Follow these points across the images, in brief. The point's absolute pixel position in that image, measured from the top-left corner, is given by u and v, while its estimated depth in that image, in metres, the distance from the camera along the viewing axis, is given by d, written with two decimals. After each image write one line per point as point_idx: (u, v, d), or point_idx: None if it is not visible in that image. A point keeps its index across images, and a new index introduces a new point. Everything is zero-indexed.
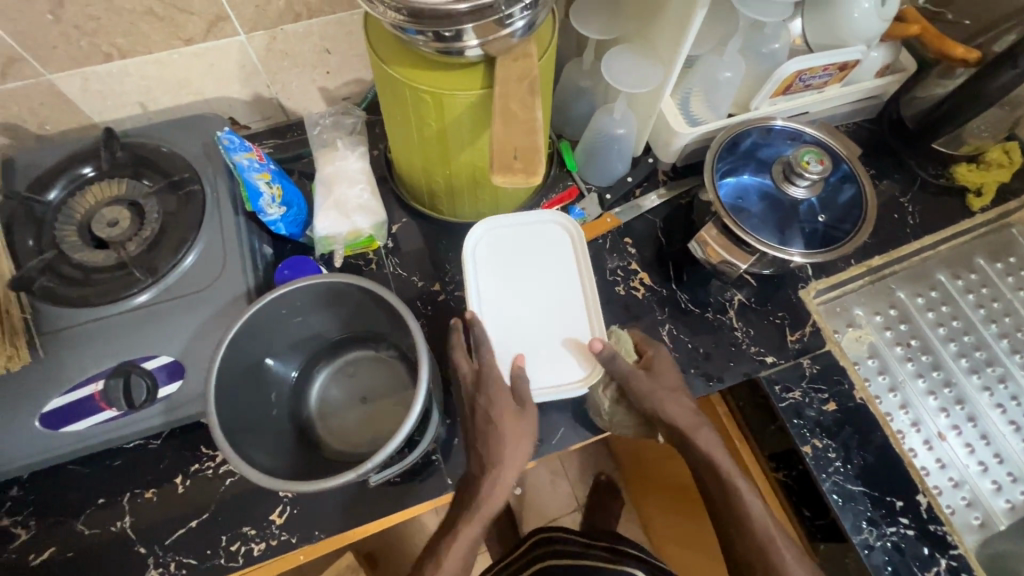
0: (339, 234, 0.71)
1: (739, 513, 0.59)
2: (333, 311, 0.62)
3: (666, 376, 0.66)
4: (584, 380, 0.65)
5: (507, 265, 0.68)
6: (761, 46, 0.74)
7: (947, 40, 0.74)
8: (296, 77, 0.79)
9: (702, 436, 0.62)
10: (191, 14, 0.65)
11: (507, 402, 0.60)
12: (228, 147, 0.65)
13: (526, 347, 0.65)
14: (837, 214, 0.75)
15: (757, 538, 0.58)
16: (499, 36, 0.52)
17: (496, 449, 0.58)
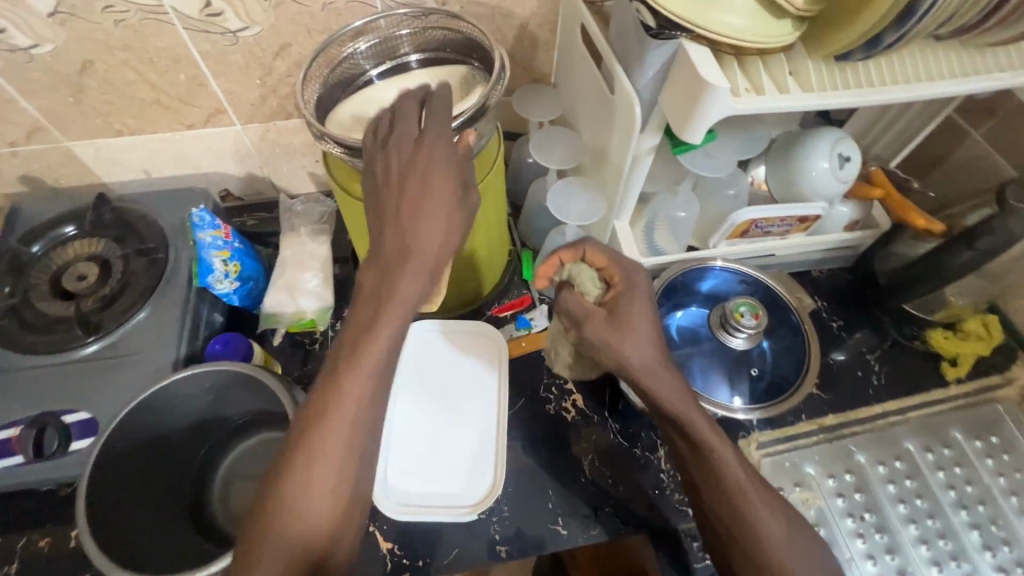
0: (284, 313, 0.75)
1: (713, 465, 0.52)
2: (241, 395, 0.64)
3: (642, 309, 0.58)
4: (475, 505, 0.64)
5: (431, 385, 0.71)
6: (717, 190, 0.75)
7: (909, 207, 0.73)
8: (286, 162, 0.86)
9: (665, 384, 0.54)
10: (194, 106, 0.74)
11: (441, 192, 0.49)
12: (197, 224, 0.71)
13: (425, 456, 0.66)
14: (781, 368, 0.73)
15: (726, 490, 0.52)
16: None
17: (423, 239, 0.48)
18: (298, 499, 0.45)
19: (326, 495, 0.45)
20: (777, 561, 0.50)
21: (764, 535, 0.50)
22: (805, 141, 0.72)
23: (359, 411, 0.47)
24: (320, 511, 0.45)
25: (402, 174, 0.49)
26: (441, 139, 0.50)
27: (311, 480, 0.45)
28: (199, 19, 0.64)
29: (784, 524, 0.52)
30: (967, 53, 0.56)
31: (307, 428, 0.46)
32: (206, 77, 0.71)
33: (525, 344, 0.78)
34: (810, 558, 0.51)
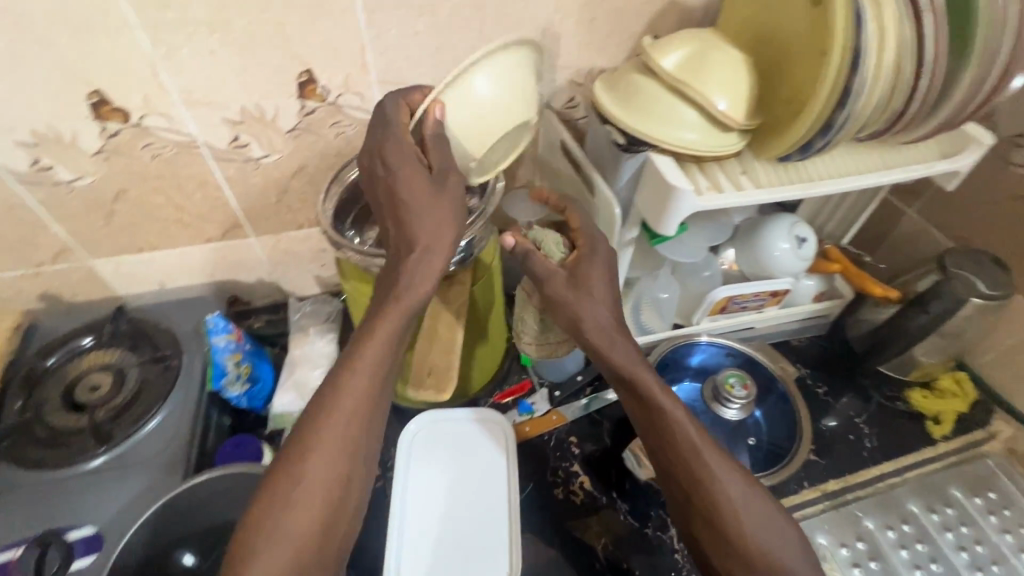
0: (294, 412, 0.77)
1: (667, 428, 0.57)
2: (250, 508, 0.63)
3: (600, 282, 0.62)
4: None
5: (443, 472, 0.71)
6: (694, 273, 0.83)
7: (867, 279, 0.81)
8: (294, 267, 0.92)
9: (623, 351, 0.60)
10: (214, 222, 0.81)
11: (418, 180, 0.54)
12: (212, 329, 0.74)
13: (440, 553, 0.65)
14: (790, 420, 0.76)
15: (683, 451, 0.56)
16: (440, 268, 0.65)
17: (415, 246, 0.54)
18: (291, 492, 0.49)
19: (314, 482, 0.50)
20: (729, 510, 0.53)
21: (717, 485, 0.54)
22: (766, 225, 0.80)
23: (353, 416, 0.52)
24: (302, 512, 0.49)
25: (392, 192, 0.55)
26: (402, 149, 0.55)
27: (300, 483, 0.50)
28: (228, 150, 0.73)
29: (739, 481, 0.55)
30: (884, 151, 0.67)
31: (299, 435, 0.52)
32: (227, 197, 0.78)
33: (530, 428, 0.81)
34: (762, 512, 0.54)
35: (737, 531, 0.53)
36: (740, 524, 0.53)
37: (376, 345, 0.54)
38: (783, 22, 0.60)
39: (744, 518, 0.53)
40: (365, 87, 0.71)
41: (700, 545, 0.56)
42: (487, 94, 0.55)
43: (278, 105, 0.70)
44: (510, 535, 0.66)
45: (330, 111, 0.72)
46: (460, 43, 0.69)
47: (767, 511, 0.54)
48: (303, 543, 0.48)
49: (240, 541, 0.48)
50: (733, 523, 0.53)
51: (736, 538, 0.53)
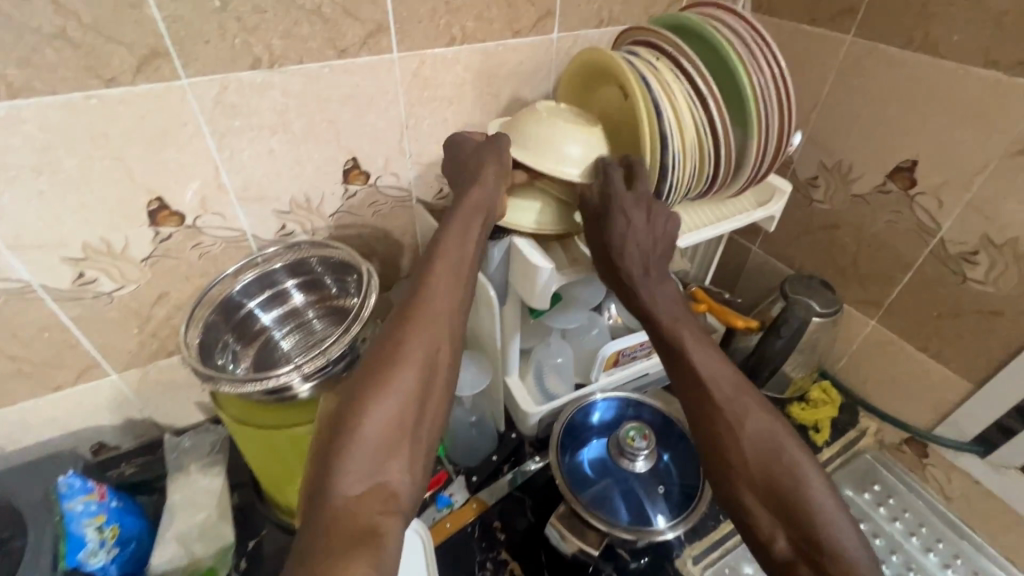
0: (176, 570, 0.67)
1: (690, 370, 0.56)
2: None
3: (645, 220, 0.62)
4: None
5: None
6: (582, 335, 0.88)
7: (730, 314, 0.89)
8: (170, 398, 0.83)
9: (645, 293, 0.62)
10: (62, 367, 0.72)
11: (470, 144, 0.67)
12: (64, 492, 0.64)
13: None
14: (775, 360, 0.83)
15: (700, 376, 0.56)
16: (325, 377, 0.61)
17: (479, 182, 0.62)
18: (389, 371, 0.51)
19: (413, 363, 0.52)
20: (756, 461, 0.51)
21: (743, 430, 0.53)
22: None
23: (436, 326, 0.55)
24: (402, 386, 0.50)
25: (458, 157, 0.67)
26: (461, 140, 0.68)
27: (393, 373, 0.51)
28: (71, 289, 0.67)
29: (771, 429, 0.53)
30: (713, 206, 0.78)
31: (394, 330, 0.54)
32: (76, 337, 0.71)
33: (450, 525, 0.77)
34: (802, 467, 0.50)
35: (770, 478, 0.50)
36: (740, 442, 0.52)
37: (455, 258, 0.60)
38: (608, 112, 0.70)
39: (779, 472, 0.50)
40: (225, 206, 0.69)
41: (738, 506, 0.51)
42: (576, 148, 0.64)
43: (127, 236, 0.66)
44: None
45: (189, 233, 0.70)
46: (319, 154, 0.71)
47: (807, 471, 0.50)
48: (388, 437, 0.48)
49: (343, 412, 0.48)
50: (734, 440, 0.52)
51: (774, 490, 0.50)
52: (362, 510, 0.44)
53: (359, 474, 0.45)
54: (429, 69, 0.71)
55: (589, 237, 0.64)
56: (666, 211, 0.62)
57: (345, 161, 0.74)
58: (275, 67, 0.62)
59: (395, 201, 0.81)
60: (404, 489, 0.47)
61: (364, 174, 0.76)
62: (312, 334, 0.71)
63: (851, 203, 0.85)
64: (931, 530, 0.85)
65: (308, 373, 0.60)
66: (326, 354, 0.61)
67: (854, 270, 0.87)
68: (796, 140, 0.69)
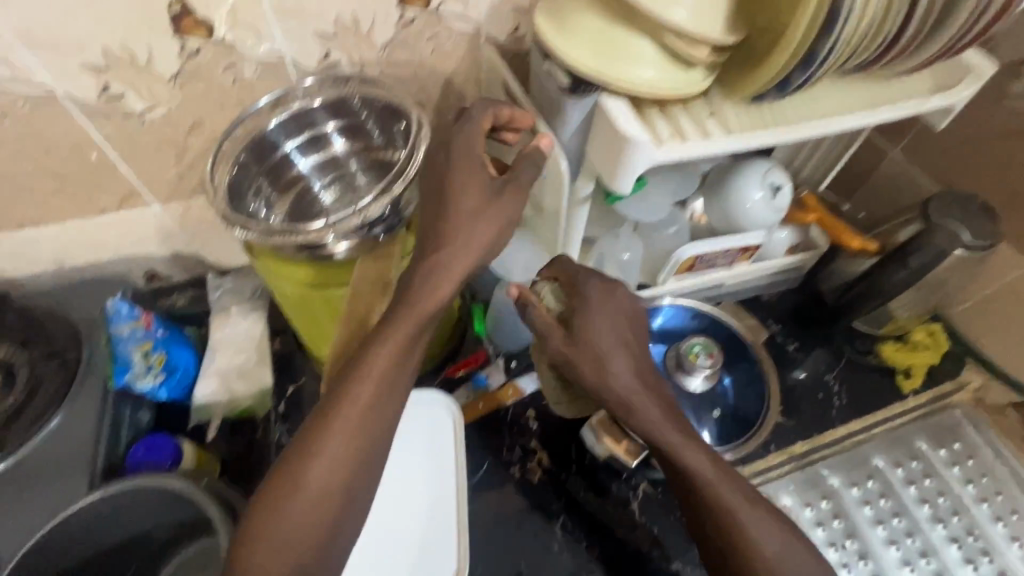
0: (219, 402, 0.69)
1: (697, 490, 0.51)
2: (168, 522, 0.57)
3: (609, 310, 0.54)
4: None
5: (428, 446, 0.66)
6: (658, 231, 0.75)
7: (844, 230, 0.75)
8: (214, 237, 0.80)
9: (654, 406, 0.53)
10: (104, 190, 0.69)
11: (469, 160, 0.51)
12: (113, 316, 0.66)
13: (380, 551, 0.61)
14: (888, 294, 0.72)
15: (704, 493, 0.51)
16: (360, 240, 0.54)
17: (451, 274, 0.49)
18: (300, 482, 0.45)
19: (323, 484, 0.45)
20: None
21: (760, 544, 0.49)
22: (736, 174, 0.72)
23: (361, 432, 0.47)
24: (311, 512, 0.45)
25: (438, 177, 0.51)
26: (470, 147, 0.52)
27: (319, 462, 0.45)
28: (99, 103, 0.60)
29: (781, 539, 0.50)
30: (872, 84, 0.59)
31: (328, 401, 0.47)
32: (113, 159, 0.66)
33: (484, 405, 0.75)
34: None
35: None
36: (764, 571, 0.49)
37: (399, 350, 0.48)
38: None
39: None
40: (258, 18, 0.58)
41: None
42: None
43: (149, 45, 0.57)
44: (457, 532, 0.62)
45: (220, 50, 0.59)
46: None
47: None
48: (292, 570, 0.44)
49: (248, 523, 0.45)
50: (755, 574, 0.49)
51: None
52: None
53: None
54: None
55: (548, 340, 0.54)
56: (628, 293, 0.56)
57: None
58: None
59: (459, 38, 0.66)
60: None
61: None
62: (353, 188, 0.63)
63: None
64: (1007, 501, 0.76)
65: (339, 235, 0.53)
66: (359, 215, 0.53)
67: None
68: None
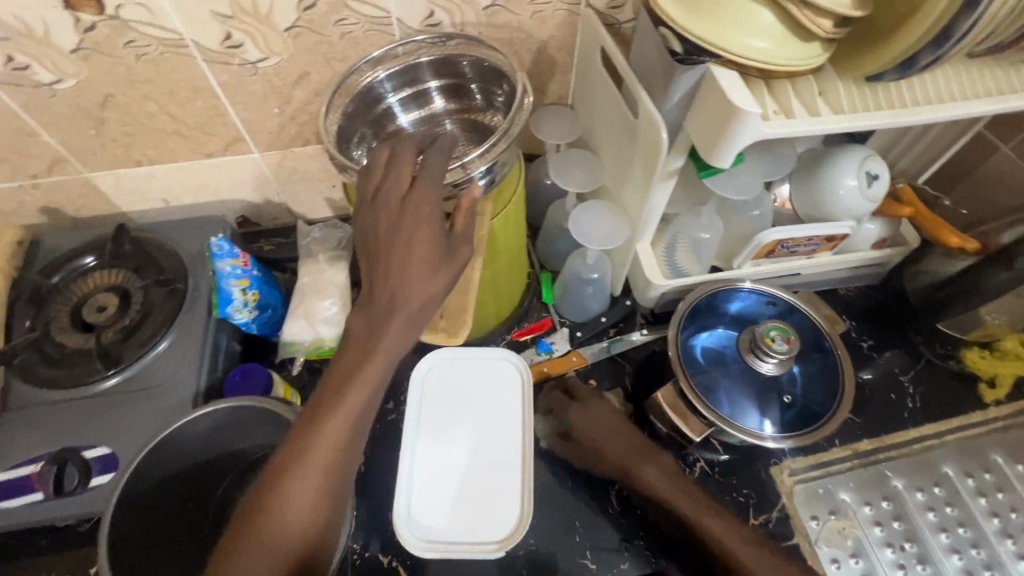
0: (303, 341, 0.75)
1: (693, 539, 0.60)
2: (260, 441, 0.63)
3: (596, 417, 0.69)
4: (502, 542, 0.61)
5: (439, 412, 0.68)
6: (741, 212, 0.74)
7: (943, 226, 0.71)
8: (304, 189, 0.85)
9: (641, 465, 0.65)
10: (213, 135, 0.74)
11: (423, 205, 0.50)
12: (216, 253, 0.71)
13: (444, 491, 0.63)
14: (987, 295, 0.68)
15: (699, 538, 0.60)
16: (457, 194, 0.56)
17: (407, 324, 0.48)
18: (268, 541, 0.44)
19: (288, 535, 0.45)
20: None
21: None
22: (830, 159, 0.70)
23: (321, 480, 0.46)
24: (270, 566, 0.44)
25: (386, 238, 0.49)
26: (432, 187, 0.51)
27: (291, 508, 0.45)
28: (220, 50, 0.64)
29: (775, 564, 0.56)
30: (1001, 71, 0.55)
31: (289, 455, 0.46)
32: (225, 106, 0.71)
33: (548, 369, 0.76)
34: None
35: None
36: None
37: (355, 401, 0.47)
38: None
39: None
40: None
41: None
42: None
43: None
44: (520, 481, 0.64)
45: (333, 4, 0.62)
46: None
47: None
48: None
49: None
50: None
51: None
52: None
53: None
54: None
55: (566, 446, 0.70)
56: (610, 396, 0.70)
57: None
58: None
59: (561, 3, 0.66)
60: None
61: None
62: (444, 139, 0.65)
63: None
64: None
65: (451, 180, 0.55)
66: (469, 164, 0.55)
67: None
68: None
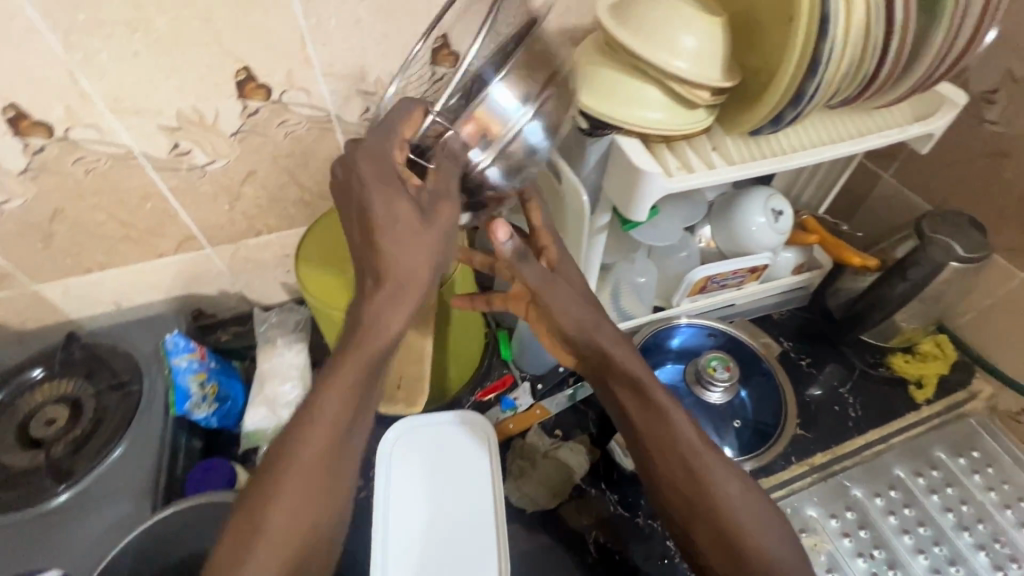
0: (267, 429, 0.74)
1: (686, 450, 0.55)
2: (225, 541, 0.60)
3: (573, 285, 0.64)
4: None
5: (409, 483, 0.68)
6: (670, 255, 0.81)
7: (846, 249, 0.79)
8: (258, 276, 0.87)
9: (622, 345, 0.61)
10: (164, 236, 0.76)
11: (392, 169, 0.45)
12: (171, 349, 0.71)
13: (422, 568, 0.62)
14: (892, 303, 0.76)
15: (681, 450, 0.55)
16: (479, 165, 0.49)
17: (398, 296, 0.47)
18: (254, 544, 0.43)
19: (278, 534, 0.44)
20: (739, 527, 0.52)
21: (757, 540, 0.51)
22: (738, 200, 0.79)
23: (311, 476, 0.46)
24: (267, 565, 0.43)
25: (348, 198, 0.46)
26: (382, 159, 0.45)
27: (279, 509, 0.45)
28: (168, 159, 0.68)
29: (750, 501, 0.53)
30: (856, 117, 0.65)
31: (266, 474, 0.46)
32: (175, 208, 0.74)
33: (513, 426, 0.78)
34: (769, 527, 0.52)
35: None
36: (750, 547, 0.51)
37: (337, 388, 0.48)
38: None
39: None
40: (311, 82, 0.66)
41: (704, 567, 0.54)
42: (682, 45, 0.55)
43: (217, 107, 0.65)
44: (496, 546, 0.64)
45: (275, 110, 0.67)
46: (408, 27, 0.65)
47: (777, 533, 0.52)
48: None
49: None
50: (741, 542, 0.51)
51: (736, 557, 0.51)
52: None
53: None
54: None
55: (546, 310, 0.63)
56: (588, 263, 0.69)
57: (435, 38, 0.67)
58: None
59: None
60: None
61: None
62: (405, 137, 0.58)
63: None
64: None
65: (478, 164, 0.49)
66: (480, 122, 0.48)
67: (1016, 211, 0.73)
68: (994, 33, 0.55)
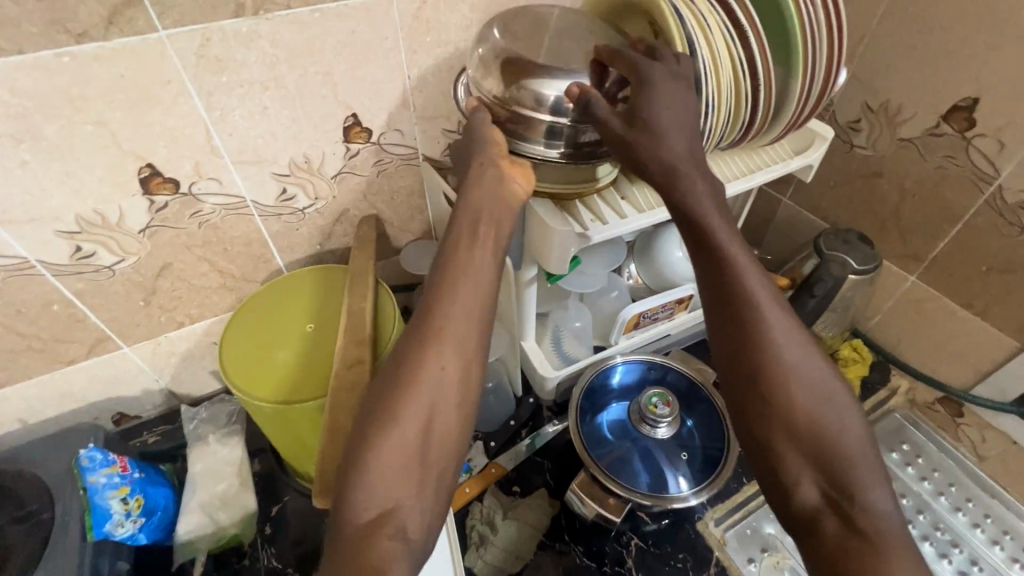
0: (202, 535, 0.69)
1: (749, 306, 0.50)
2: None
3: (676, 125, 0.53)
4: None
5: None
6: (600, 298, 0.85)
7: None
8: (186, 368, 0.83)
9: (700, 186, 0.53)
10: (73, 342, 0.71)
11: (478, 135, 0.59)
12: (86, 466, 0.65)
13: None
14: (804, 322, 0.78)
15: (749, 308, 0.50)
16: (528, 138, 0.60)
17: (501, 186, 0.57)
18: (406, 384, 0.48)
19: (428, 378, 0.49)
20: (800, 401, 0.48)
21: (810, 407, 0.48)
22: (654, 239, 0.83)
23: (457, 338, 0.51)
24: (412, 411, 0.48)
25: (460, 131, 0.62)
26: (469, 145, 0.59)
27: (433, 354, 0.50)
28: (71, 263, 0.64)
29: (824, 377, 0.49)
30: (744, 156, 0.72)
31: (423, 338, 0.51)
32: (83, 312, 0.69)
33: (470, 490, 0.75)
34: (831, 401, 0.48)
35: (831, 448, 0.47)
36: (804, 414, 0.48)
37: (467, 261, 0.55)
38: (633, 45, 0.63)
39: (836, 454, 0.47)
40: (220, 170, 0.65)
41: (770, 457, 0.49)
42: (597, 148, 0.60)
43: (120, 206, 0.63)
44: None
45: (187, 201, 0.66)
46: (316, 109, 0.66)
47: (846, 417, 0.48)
48: (398, 467, 0.46)
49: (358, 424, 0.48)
50: (795, 408, 0.48)
51: (789, 424, 0.48)
52: (369, 539, 0.44)
53: (370, 503, 0.45)
54: (431, 10, 0.64)
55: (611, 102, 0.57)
56: (678, 88, 0.54)
57: (345, 117, 0.68)
58: (259, 13, 0.56)
59: (400, 160, 0.76)
60: (414, 520, 0.46)
61: (366, 131, 0.70)
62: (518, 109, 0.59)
63: (897, 147, 0.77)
64: (960, 490, 0.83)
65: (555, 122, 0.58)
66: (537, 90, 0.57)
67: (896, 222, 0.81)
68: (844, 75, 0.63)
